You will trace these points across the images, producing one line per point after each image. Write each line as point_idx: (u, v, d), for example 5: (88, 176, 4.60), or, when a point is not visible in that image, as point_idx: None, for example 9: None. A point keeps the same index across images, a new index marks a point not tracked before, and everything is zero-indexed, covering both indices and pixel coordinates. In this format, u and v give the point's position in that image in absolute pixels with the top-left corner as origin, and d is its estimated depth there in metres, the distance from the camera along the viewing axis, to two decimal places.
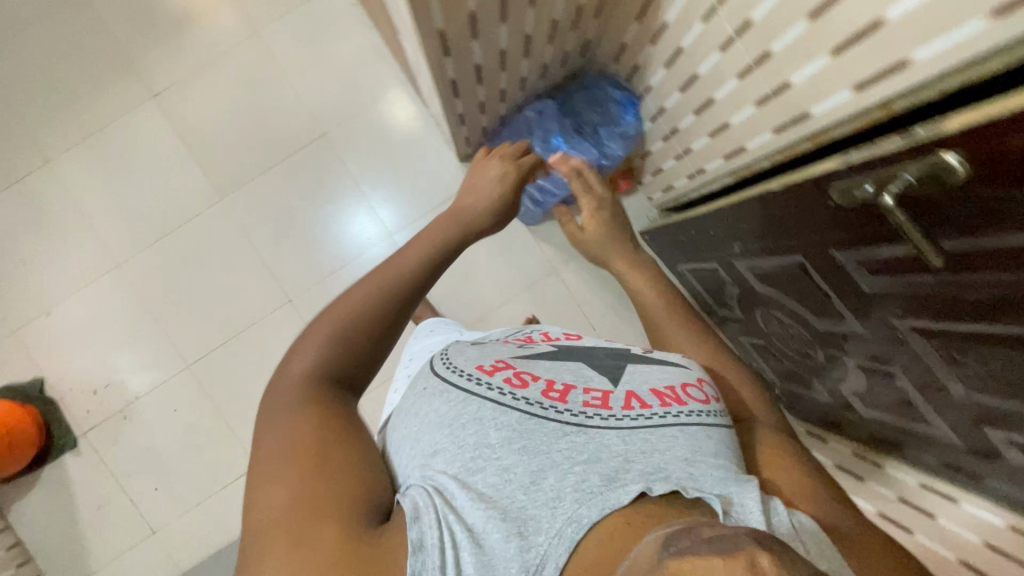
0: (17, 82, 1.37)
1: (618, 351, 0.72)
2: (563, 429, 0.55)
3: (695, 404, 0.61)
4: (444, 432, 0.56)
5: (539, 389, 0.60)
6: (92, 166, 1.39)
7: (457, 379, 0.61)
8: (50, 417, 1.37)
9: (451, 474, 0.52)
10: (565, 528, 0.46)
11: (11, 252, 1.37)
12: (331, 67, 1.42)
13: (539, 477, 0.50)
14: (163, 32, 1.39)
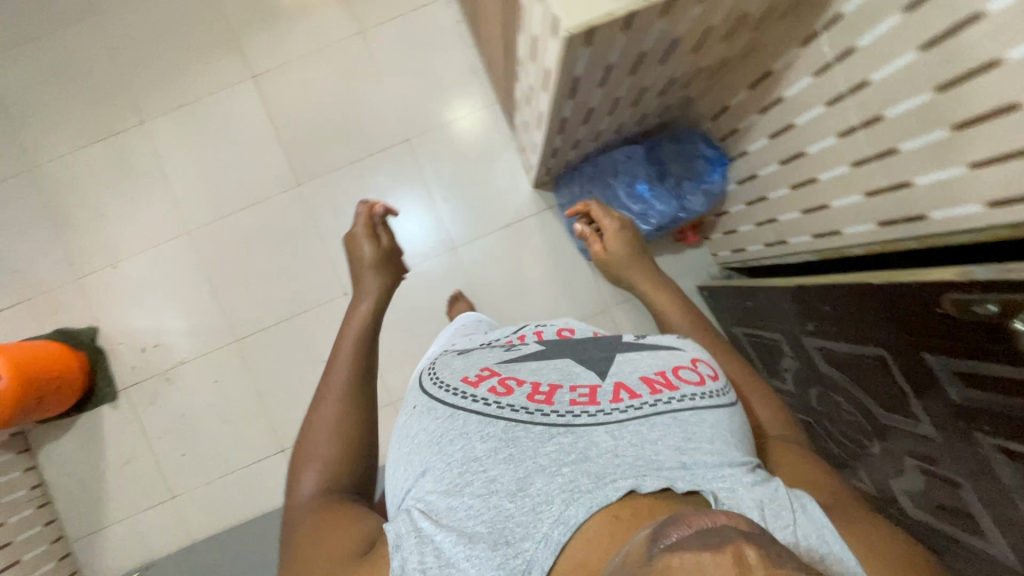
0: (126, 42, 1.42)
1: (607, 339, 0.70)
2: (547, 433, 0.54)
3: (686, 390, 0.59)
4: (433, 449, 0.56)
5: (525, 394, 0.58)
6: (182, 133, 1.43)
7: (444, 396, 0.60)
8: (96, 366, 1.41)
9: (440, 491, 0.53)
10: (553, 531, 0.48)
11: (91, 201, 1.42)
12: (426, 76, 1.45)
13: (526, 483, 0.51)
14: (274, 16, 1.43)
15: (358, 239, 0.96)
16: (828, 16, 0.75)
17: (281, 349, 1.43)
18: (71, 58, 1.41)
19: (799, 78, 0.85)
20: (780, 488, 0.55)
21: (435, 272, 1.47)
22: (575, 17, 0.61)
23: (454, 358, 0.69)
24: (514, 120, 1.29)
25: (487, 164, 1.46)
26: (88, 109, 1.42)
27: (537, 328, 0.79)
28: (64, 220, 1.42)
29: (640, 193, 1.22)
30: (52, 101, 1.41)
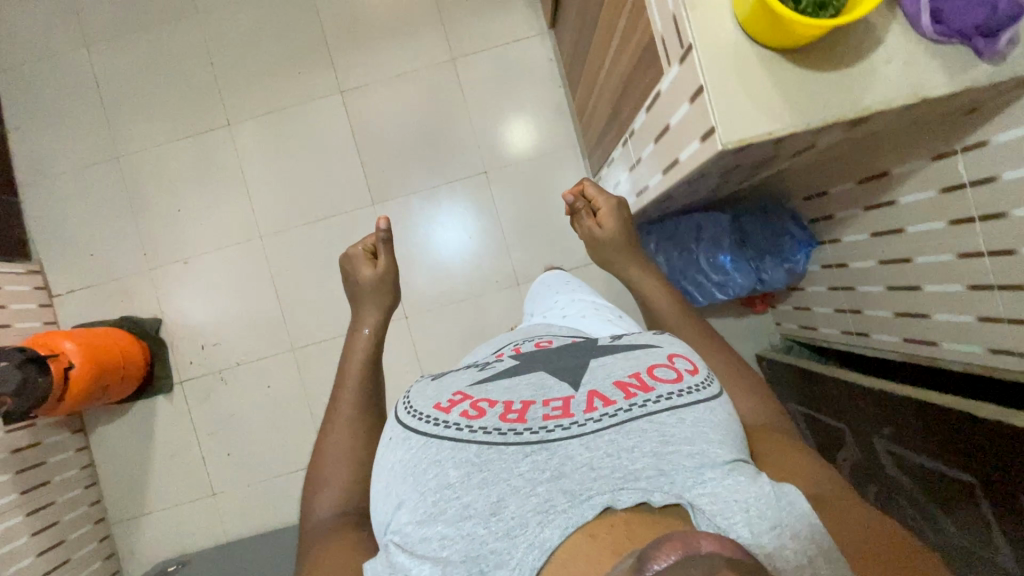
0: (223, 44, 1.44)
1: (581, 347, 0.62)
2: (519, 452, 0.47)
3: (661, 389, 0.51)
4: (407, 481, 0.49)
5: (496, 413, 0.51)
6: (265, 139, 1.45)
7: (415, 424, 0.52)
8: (156, 357, 1.43)
9: (416, 521, 0.46)
10: (528, 558, 0.42)
11: (171, 196, 1.45)
12: (510, 111, 1.46)
13: (500, 506, 0.44)
14: (369, 35, 1.44)
15: (356, 258, 0.87)
16: (973, 141, 0.73)
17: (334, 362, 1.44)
18: (169, 53, 1.44)
19: (922, 189, 0.83)
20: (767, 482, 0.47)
21: (494, 305, 1.47)
22: (733, 133, 0.60)
23: (429, 379, 0.60)
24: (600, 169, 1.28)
25: (559, 204, 1.46)
26: (179, 106, 1.45)
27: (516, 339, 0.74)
28: (144, 211, 1.45)
29: (722, 264, 1.23)
30: (147, 94, 1.45)
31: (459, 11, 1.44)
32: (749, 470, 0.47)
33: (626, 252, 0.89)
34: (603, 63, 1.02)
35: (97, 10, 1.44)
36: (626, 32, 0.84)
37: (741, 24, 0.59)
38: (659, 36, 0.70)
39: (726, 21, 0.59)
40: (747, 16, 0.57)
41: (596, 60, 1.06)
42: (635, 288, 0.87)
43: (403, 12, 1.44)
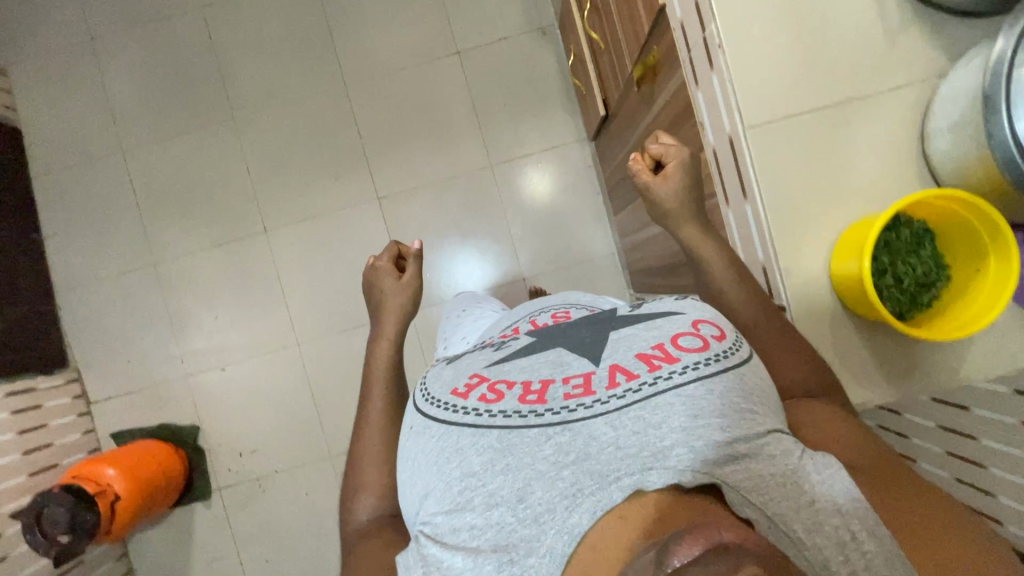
0: (261, 152, 1.44)
1: (600, 317, 0.55)
2: (540, 436, 0.43)
3: (686, 360, 0.45)
4: (430, 472, 0.45)
5: (515, 395, 0.45)
6: (302, 245, 1.44)
7: (434, 412, 0.48)
8: (195, 465, 1.44)
9: (444, 512, 0.43)
10: (557, 542, 0.39)
11: (209, 302, 1.45)
12: (548, 215, 1.45)
13: (526, 492, 0.41)
14: (407, 143, 1.44)
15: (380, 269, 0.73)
16: None
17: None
18: (206, 160, 1.45)
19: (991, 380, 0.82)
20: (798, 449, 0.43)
21: None
22: None
23: (441, 364, 0.55)
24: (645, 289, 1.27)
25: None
26: (215, 212, 1.45)
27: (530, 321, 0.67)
28: (182, 318, 1.45)
29: None
30: (184, 201, 1.45)
31: (496, 117, 1.44)
32: (783, 440, 0.43)
33: (694, 217, 0.63)
34: None
35: (135, 117, 1.45)
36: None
37: (836, 289, 0.60)
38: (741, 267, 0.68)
39: (821, 287, 0.60)
40: (843, 289, 0.58)
41: None
42: (690, 256, 0.62)
43: (440, 118, 1.44)
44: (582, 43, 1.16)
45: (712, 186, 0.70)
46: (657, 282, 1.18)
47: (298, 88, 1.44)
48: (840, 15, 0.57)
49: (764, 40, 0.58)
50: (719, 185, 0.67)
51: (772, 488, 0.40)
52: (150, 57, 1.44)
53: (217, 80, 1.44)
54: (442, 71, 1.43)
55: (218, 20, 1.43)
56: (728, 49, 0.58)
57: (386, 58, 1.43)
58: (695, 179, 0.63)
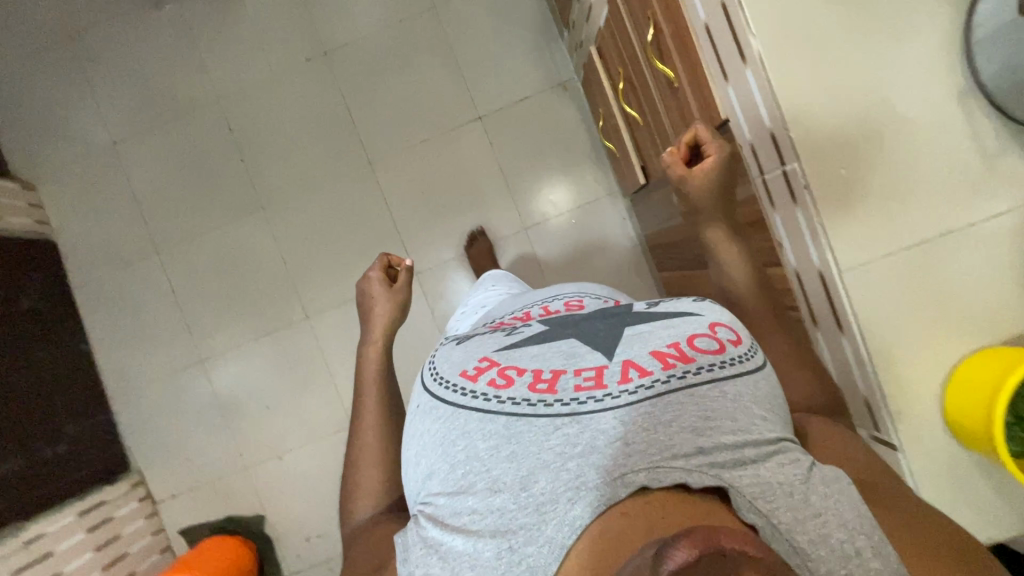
0: (294, 238, 1.44)
1: (614, 313, 0.58)
2: (549, 426, 0.45)
3: (702, 361, 0.48)
4: (436, 452, 0.48)
5: (526, 383, 0.48)
6: (345, 327, 1.44)
7: (444, 393, 0.51)
8: (265, 554, 1.45)
9: (447, 492, 0.46)
10: (556, 533, 0.41)
11: (259, 392, 1.46)
12: (588, 270, 1.43)
13: (530, 482, 0.43)
14: (437, 213, 1.43)
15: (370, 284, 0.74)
16: None
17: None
18: (240, 252, 1.45)
19: None
20: (801, 458, 0.45)
21: None
22: None
23: (453, 345, 0.58)
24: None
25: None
26: (255, 303, 1.45)
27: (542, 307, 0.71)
28: (235, 410, 1.46)
29: None
30: (223, 295, 1.45)
31: (525, 178, 1.42)
32: (791, 452, 0.45)
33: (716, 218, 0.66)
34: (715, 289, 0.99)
35: (166, 216, 1.45)
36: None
37: (951, 430, 0.57)
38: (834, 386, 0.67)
39: (936, 426, 0.58)
40: (961, 431, 0.56)
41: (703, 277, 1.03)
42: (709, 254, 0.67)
43: (467, 184, 1.42)
44: (613, 112, 1.13)
45: (795, 304, 0.68)
46: None
47: (324, 171, 1.44)
48: (930, 141, 0.56)
49: (853, 176, 0.56)
50: (804, 306, 0.66)
51: (779, 493, 0.42)
52: (175, 158, 1.45)
53: (242, 173, 1.44)
54: (464, 138, 1.42)
55: (238, 113, 1.44)
56: (815, 188, 0.57)
57: (408, 132, 1.43)
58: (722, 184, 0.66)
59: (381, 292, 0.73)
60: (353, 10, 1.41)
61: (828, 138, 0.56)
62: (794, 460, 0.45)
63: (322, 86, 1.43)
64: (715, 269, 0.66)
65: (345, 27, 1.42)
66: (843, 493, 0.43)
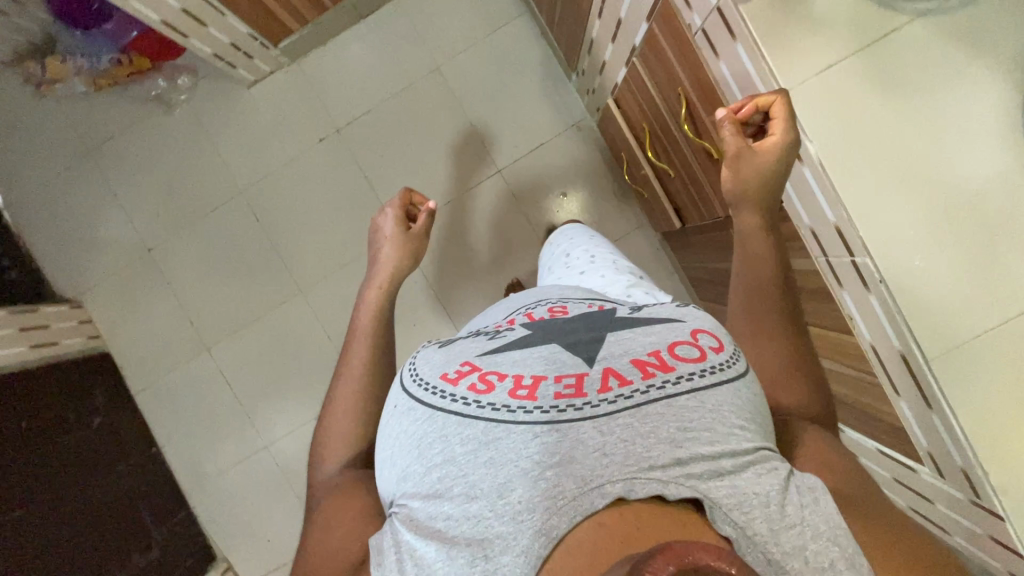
0: (336, 317, 1.46)
1: (596, 318, 0.57)
2: (529, 432, 0.44)
3: (682, 369, 0.47)
4: (410, 454, 0.47)
5: (506, 389, 0.47)
6: None
7: (421, 395, 0.50)
8: None
9: (421, 496, 0.44)
10: (533, 545, 0.39)
11: None
12: None
13: (507, 490, 0.41)
14: (471, 271, 1.43)
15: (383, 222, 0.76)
16: None
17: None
18: (286, 337, 1.48)
19: None
20: (781, 468, 0.44)
21: None
22: None
23: (435, 348, 0.57)
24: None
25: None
26: (307, 384, 1.48)
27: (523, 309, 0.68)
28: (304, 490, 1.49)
29: None
30: (276, 381, 1.48)
31: (552, 224, 1.42)
32: (770, 461, 0.44)
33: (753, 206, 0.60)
34: None
35: (210, 313, 1.48)
36: (836, 371, 0.81)
37: None
38: (924, 449, 0.68)
39: None
40: None
41: None
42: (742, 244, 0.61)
43: (494, 237, 1.43)
44: (639, 162, 1.14)
45: (873, 371, 0.69)
46: None
47: (355, 246, 1.45)
48: (1004, 220, 0.55)
49: (928, 265, 0.56)
50: (884, 378, 0.67)
51: (755, 505, 0.41)
52: (208, 254, 1.48)
53: (276, 260, 1.47)
54: (485, 192, 1.43)
55: (262, 201, 1.46)
56: (890, 281, 0.57)
57: (429, 195, 1.44)
58: (771, 191, 0.60)
59: (394, 232, 0.75)
60: (357, 83, 1.42)
61: (897, 230, 0.56)
62: (772, 468, 0.44)
63: (339, 162, 1.44)
64: (741, 252, 0.60)
65: (352, 101, 1.43)
66: (819, 502, 0.42)
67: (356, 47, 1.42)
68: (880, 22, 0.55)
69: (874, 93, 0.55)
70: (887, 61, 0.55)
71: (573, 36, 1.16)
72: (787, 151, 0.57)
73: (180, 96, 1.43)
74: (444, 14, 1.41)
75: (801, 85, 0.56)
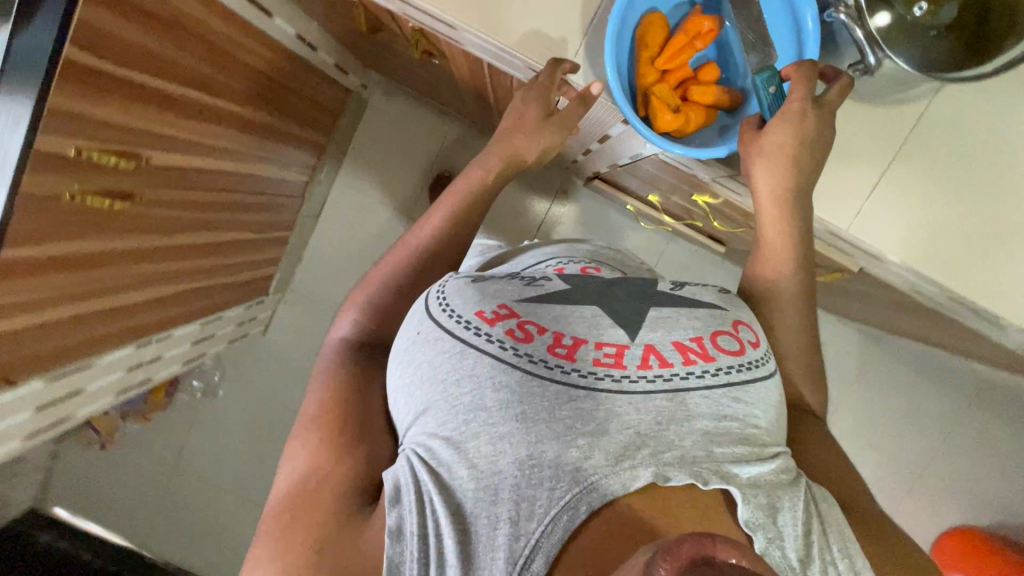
0: None
1: (636, 283, 0.50)
2: (564, 394, 0.40)
3: (722, 362, 0.43)
4: (434, 389, 0.43)
5: (544, 343, 0.43)
6: None
7: (452, 327, 0.44)
8: None
9: (445, 437, 0.41)
10: (561, 516, 0.37)
11: None
12: None
13: (536, 450, 0.38)
14: None
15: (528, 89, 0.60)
16: None
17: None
18: None
19: None
20: (802, 499, 0.41)
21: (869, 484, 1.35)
22: None
23: (466, 282, 0.48)
24: (887, 330, 1.17)
25: (832, 356, 1.35)
26: None
27: (562, 263, 0.63)
28: None
29: None
30: None
31: None
32: (786, 464, 0.43)
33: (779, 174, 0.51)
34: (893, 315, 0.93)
35: None
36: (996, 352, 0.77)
37: None
38: None
39: None
40: None
41: (867, 307, 0.98)
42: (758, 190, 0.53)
43: None
44: (654, 213, 1.11)
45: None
46: (905, 330, 1.09)
47: None
48: None
49: None
50: None
51: (773, 508, 0.39)
52: None
53: None
54: None
55: None
56: None
57: None
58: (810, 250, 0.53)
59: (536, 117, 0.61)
60: (350, 273, 1.43)
61: (1012, 284, 0.54)
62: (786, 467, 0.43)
63: None
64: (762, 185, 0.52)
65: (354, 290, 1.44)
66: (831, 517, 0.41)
67: (326, 242, 1.43)
68: (912, 117, 0.52)
69: (936, 179, 0.53)
70: (933, 139, 0.53)
71: None
72: (802, 136, 0.50)
73: (214, 375, 1.48)
74: (385, 170, 1.38)
75: (859, 229, 0.55)
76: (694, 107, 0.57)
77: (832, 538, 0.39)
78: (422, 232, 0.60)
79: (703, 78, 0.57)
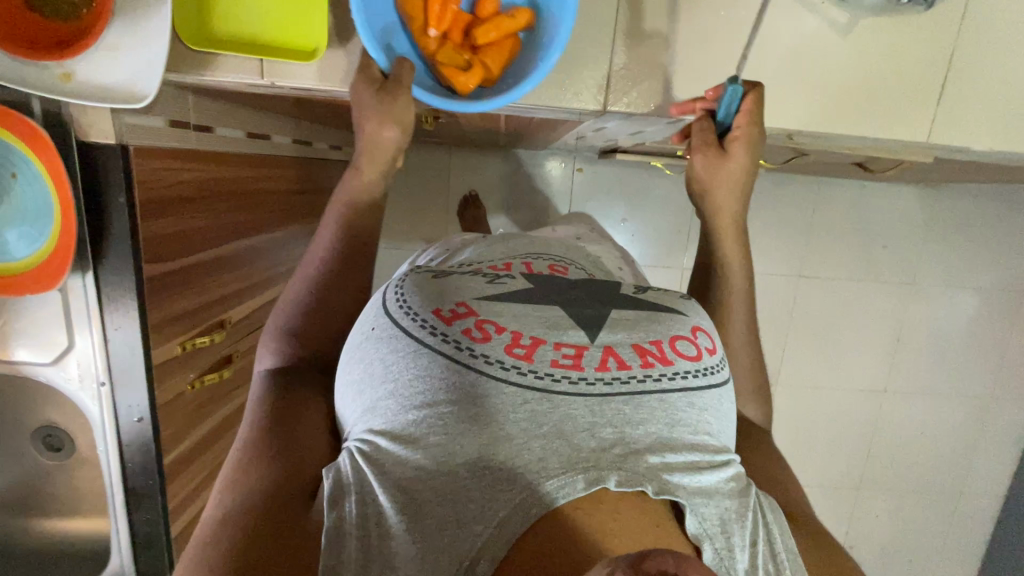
0: None
1: (601, 284, 0.46)
2: (518, 398, 0.37)
3: (680, 368, 0.40)
4: (384, 387, 0.39)
5: (502, 343, 0.39)
6: None
7: (408, 325, 0.40)
8: None
9: (391, 435, 0.37)
10: (511, 518, 0.34)
11: None
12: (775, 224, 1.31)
13: (488, 453, 0.36)
14: None
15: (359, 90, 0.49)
16: None
17: (940, 480, 1.43)
18: None
19: None
20: (750, 508, 0.39)
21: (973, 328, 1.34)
22: None
23: (426, 278, 0.44)
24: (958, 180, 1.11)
25: (894, 220, 1.30)
26: None
27: (530, 257, 0.58)
28: None
29: None
30: None
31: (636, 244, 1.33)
32: (737, 472, 0.40)
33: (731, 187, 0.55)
34: (963, 171, 0.88)
35: None
36: None
37: None
38: None
39: None
40: None
41: (932, 171, 0.93)
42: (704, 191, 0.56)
43: None
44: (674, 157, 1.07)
45: None
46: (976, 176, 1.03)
47: None
48: None
49: None
50: None
51: (727, 520, 0.37)
52: None
53: None
54: None
55: None
56: None
57: None
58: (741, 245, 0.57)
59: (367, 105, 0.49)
60: None
61: None
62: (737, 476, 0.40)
63: None
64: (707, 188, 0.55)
65: None
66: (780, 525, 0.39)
67: None
68: (949, 9, 0.50)
69: (986, 59, 0.51)
70: (982, 22, 0.50)
71: (530, 141, 1.04)
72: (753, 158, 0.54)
73: None
74: None
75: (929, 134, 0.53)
76: (488, 53, 0.49)
77: (779, 554, 0.37)
78: (316, 248, 0.53)
79: (483, 15, 0.49)
